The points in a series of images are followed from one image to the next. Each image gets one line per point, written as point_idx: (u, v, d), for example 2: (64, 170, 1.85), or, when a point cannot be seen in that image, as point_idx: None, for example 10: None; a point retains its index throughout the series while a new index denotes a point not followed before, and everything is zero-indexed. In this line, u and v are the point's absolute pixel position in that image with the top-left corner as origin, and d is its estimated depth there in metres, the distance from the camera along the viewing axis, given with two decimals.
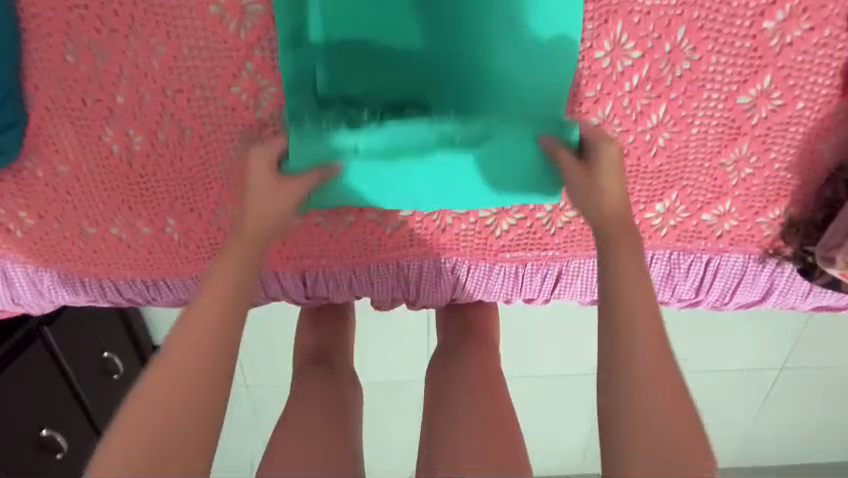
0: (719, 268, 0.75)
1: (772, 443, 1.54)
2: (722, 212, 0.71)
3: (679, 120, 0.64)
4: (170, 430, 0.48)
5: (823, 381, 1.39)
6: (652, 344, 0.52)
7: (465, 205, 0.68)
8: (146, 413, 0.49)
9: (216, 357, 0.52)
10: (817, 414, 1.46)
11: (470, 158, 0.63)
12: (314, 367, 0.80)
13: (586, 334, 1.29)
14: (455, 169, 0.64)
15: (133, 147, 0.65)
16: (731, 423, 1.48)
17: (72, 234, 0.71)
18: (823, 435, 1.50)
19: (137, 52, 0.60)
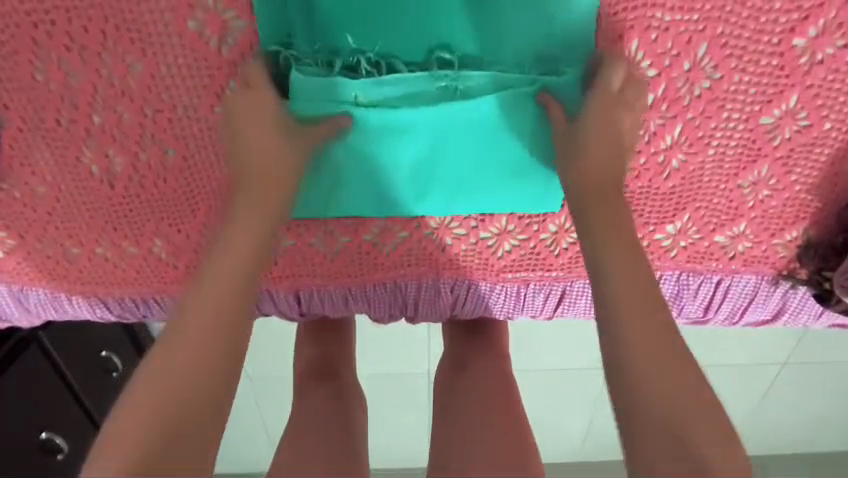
0: (729, 289, 0.72)
1: (771, 436, 1.53)
2: (735, 234, 0.67)
3: (695, 141, 0.60)
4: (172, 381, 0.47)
5: (824, 376, 1.38)
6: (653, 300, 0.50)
7: (468, 185, 0.63)
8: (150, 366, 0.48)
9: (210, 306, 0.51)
10: (818, 407, 1.45)
11: (471, 120, 0.59)
12: (317, 379, 0.77)
13: (588, 334, 1.27)
14: (448, 157, 0.62)
15: (113, 169, 0.62)
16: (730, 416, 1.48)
17: (54, 255, 0.68)
18: (822, 428, 1.50)
19: (112, 71, 0.56)
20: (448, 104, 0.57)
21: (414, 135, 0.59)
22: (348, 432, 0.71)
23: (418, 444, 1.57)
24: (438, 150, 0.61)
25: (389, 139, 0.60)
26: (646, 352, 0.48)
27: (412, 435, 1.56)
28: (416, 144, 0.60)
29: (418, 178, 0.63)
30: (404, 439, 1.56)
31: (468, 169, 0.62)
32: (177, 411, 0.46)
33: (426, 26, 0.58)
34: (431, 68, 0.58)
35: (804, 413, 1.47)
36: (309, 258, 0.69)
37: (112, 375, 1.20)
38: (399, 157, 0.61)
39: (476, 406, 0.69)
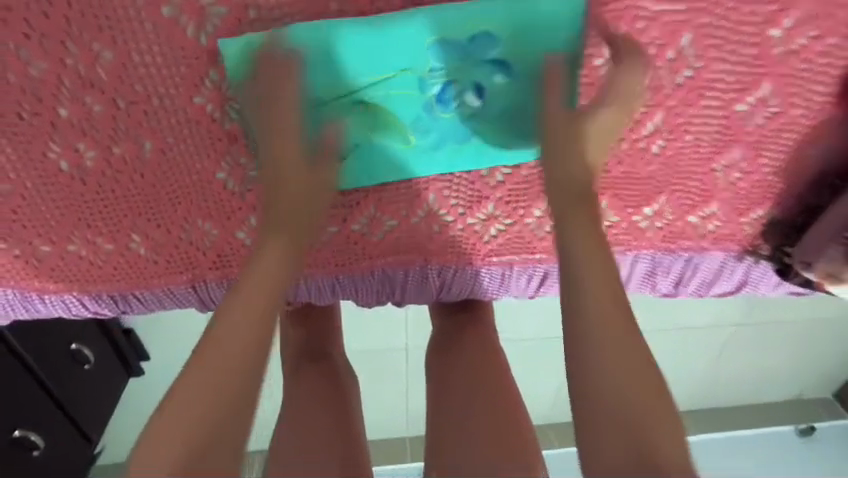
0: (698, 264, 0.77)
1: (722, 391, 1.66)
2: (707, 214, 0.71)
3: (674, 128, 0.62)
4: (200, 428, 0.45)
5: (772, 334, 1.52)
6: (602, 283, 0.49)
7: (489, 156, 0.63)
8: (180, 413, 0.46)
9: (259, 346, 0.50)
10: (763, 360, 1.59)
11: (465, 117, 0.61)
12: (307, 367, 0.75)
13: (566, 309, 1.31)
14: (445, 109, 0.60)
15: (85, 164, 0.58)
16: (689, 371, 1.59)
17: (23, 254, 0.64)
18: (764, 380, 1.65)
19: (78, 60, 0.52)
20: (432, 119, 0.61)
21: (400, 49, 0.55)
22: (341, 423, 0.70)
23: (400, 413, 1.62)
24: (437, 94, 0.59)
25: (382, 81, 0.57)
26: (593, 354, 0.48)
27: (393, 406, 1.61)
28: (410, 100, 0.59)
29: (419, 157, 0.63)
30: (384, 410, 1.60)
31: (472, 145, 0.62)
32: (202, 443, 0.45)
33: (380, 67, 0.56)
34: (412, 101, 0.59)
35: (752, 366, 1.60)
36: None
37: (84, 367, 1.17)
38: (397, 111, 0.60)
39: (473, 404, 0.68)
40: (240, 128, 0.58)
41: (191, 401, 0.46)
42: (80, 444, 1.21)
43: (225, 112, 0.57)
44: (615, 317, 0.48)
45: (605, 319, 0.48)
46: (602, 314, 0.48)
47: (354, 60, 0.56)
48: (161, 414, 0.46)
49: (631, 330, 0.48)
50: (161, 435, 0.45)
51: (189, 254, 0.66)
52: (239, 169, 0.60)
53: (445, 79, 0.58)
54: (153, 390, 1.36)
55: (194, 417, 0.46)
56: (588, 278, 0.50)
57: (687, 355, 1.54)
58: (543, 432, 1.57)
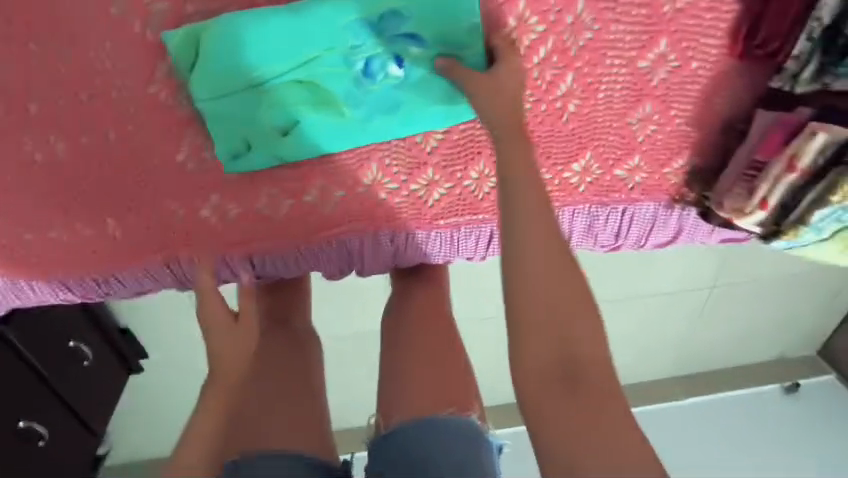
0: (633, 216, 0.83)
1: (703, 357, 1.57)
2: (632, 166, 0.78)
3: (586, 86, 0.69)
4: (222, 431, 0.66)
5: (749, 295, 1.45)
6: (541, 218, 0.55)
7: (420, 123, 0.70)
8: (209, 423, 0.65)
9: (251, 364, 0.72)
10: (744, 324, 1.51)
11: (391, 87, 0.67)
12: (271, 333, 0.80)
13: None
14: (372, 82, 0.66)
15: (57, 155, 0.65)
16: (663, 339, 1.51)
17: (11, 242, 0.71)
18: (750, 344, 1.56)
19: (44, 60, 0.60)
20: (361, 92, 0.67)
21: (321, 28, 0.62)
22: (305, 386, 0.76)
23: None
24: (362, 69, 0.65)
25: (309, 61, 0.63)
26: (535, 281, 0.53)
27: None
28: (337, 76, 0.65)
29: (355, 129, 0.69)
30: None
31: (401, 114, 0.69)
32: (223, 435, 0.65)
33: (305, 46, 0.63)
34: (340, 76, 0.65)
35: (731, 329, 1.52)
36: (257, 223, 0.74)
37: (83, 364, 1.24)
38: (328, 87, 0.66)
39: (417, 353, 0.77)
40: (192, 112, 0.65)
41: (209, 420, 0.66)
42: (86, 437, 1.26)
43: (177, 99, 0.64)
44: (548, 250, 0.54)
45: (544, 251, 0.54)
46: (545, 271, 0.53)
47: (281, 42, 0.62)
48: (191, 432, 0.65)
49: (563, 264, 0.54)
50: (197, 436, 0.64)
51: (159, 233, 0.73)
52: (196, 149, 0.67)
53: (365, 55, 0.64)
54: (154, 384, 1.43)
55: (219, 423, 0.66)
56: (526, 213, 0.55)
57: (661, 323, 1.47)
58: None
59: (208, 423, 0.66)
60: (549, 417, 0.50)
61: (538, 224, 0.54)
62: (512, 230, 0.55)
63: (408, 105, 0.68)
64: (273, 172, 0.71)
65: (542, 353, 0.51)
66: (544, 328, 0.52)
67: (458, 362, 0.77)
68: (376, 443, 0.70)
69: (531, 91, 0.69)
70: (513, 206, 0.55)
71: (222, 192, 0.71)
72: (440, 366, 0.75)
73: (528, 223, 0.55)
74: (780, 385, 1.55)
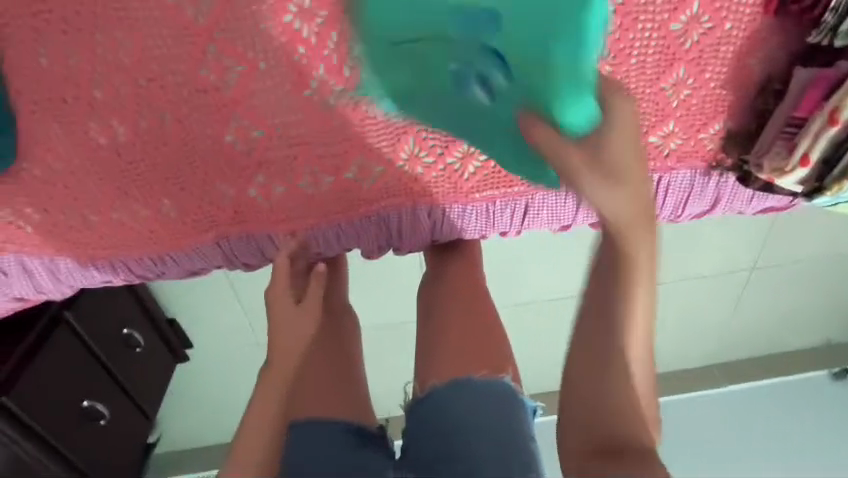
0: (669, 185, 0.82)
1: (746, 342, 1.52)
2: (666, 133, 0.77)
3: (619, 52, 0.70)
4: (273, 432, 0.68)
5: (792, 276, 1.40)
6: (646, 263, 0.57)
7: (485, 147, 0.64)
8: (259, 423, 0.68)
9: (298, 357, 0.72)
10: (787, 306, 1.46)
11: (464, 105, 0.60)
12: None
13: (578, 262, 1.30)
14: (455, 91, 0.59)
15: (118, 138, 0.70)
16: (704, 323, 1.47)
17: (77, 224, 0.77)
18: (794, 330, 1.51)
19: (106, 48, 0.65)
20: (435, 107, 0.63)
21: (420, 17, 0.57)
22: (342, 362, 0.77)
23: None
24: (454, 71, 0.57)
25: (390, 60, 0.61)
26: (611, 314, 0.57)
27: None
28: (419, 81, 0.61)
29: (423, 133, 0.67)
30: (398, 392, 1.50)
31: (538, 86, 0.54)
32: (274, 437, 0.68)
33: (397, 48, 0.60)
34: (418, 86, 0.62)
35: (773, 313, 1.47)
36: (301, 200, 0.77)
37: (136, 350, 1.31)
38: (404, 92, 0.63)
39: (458, 329, 0.75)
40: (240, 94, 0.69)
41: (261, 419, 0.68)
42: (139, 420, 1.32)
43: (225, 81, 0.68)
44: (634, 289, 0.57)
45: (634, 293, 0.57)
46: (626, 314, 0.57)
47: (380, 35, 0.60)
48: (245, 431, 0.68)
49: (639, 307, 0.57)
50: (251, 437, 0.67)
51: (210, 212, 0.77)
52: (243, 130, 0.71)
53: (455, 59, 0.57)
54: (201, 371, 1.50)
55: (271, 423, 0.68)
56: (639, 245, 0.56)
57: (699, 306, 1.44)
58: None
59: (261, 421, 0.68)
60: (589, 425, 0.57)
61: (643, 265, 0.57)
62: (618, 259, 0.57)
63: (479, 127, 0.62)
64: (314, 149, 0.74)
65: (588, 389, 0.58)
66: (601, 370, 0.58)
67: (498, 335, 0.75)
68: (413, 407, 0.72)
69: None
70: (622, 241, 0.56)
71: (267, 171, 0.75)
72: (479, 338, 0.74)
73: (625, 259, 0.56)
74: (828, 370, 1.46)
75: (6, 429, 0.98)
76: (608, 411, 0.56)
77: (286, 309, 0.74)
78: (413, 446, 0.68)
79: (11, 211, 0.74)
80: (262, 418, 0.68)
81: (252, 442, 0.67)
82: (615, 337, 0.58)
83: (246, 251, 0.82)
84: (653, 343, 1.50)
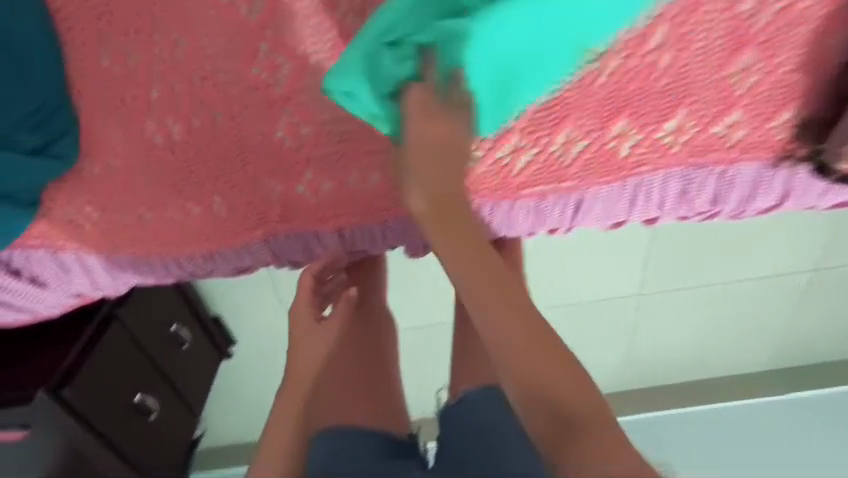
0: (734, 178, 0.77)
1: (808, 347, 1.42)
2: (731, 123, 0.73)
3: (678, 36, 0.65)
4: (295, 443, 0.67)
5: None
6: (469, 245, 0.56)
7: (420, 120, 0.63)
8: (280, 434, 0.67)
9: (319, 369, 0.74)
10: None
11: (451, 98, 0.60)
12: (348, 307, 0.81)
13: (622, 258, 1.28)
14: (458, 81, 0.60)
15: (174, 137, 0.72)
16: (760, 326, 1.39)
17: (135, 222, 0.79)
18: None
19: (162, 48, 0.66)
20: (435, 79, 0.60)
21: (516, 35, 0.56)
22: (378, 372, 0.77)
23: None
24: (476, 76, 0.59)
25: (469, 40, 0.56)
26: (498, 300, 0.52)
27: None
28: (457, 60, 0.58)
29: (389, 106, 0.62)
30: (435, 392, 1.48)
31: (591, 39, 0.60)
32: (288, 443, 0.67)
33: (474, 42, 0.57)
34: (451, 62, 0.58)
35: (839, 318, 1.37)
36: (348, 197, 0.76)
37: (183, 347, 1.34)
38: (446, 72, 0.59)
39: None
40: (290, 90, 0.68)
41: (281, 429, 0.67)
42: (186, 415, 1.34)
43: (276, 78, 0.68)
44: (487, 264, 0.54)
45: (490, 286, 0.53)
46: (503, 316, 0.52)
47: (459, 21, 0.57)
48: (268, 439, 0.67)
49: (513, 300, 0.53)
50: (274, 444, 0.66)
51: (259, 209, 0.77)
52: (292, 127, 0.71)
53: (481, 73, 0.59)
54: (243, 367, 1.52)
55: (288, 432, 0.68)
56: (454, 251, 0.56)
57: (754, 308, 1.36)
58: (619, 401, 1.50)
59: (281, 430, 0.67)
60: (556, 441, 0.49)
61: (471, 254, 0.55)
62: (470, 283, 0.54)
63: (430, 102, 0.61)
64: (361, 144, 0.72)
65: (541, 402, 0.50)
66: (537, 373, 0.50)
67: None
68: (444, 414, 0.73)
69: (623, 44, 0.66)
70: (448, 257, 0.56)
71: (316, 168, 0.74)
72: None
73: (468, 249, 0.55)
74: None
75: (63, 422, 1.01)
76: (558, 422, 0.49)
77: (311, 324, 0.75)
78: (446, 449, 0.68)
79: (74, 210, 0.77)
80: (286, 428, 0.67)
81: (273, 449, 0.66)
82: (524, 324, 0.51)
83: (293, 248, 0.82)
84: (704, 346, 1.44)
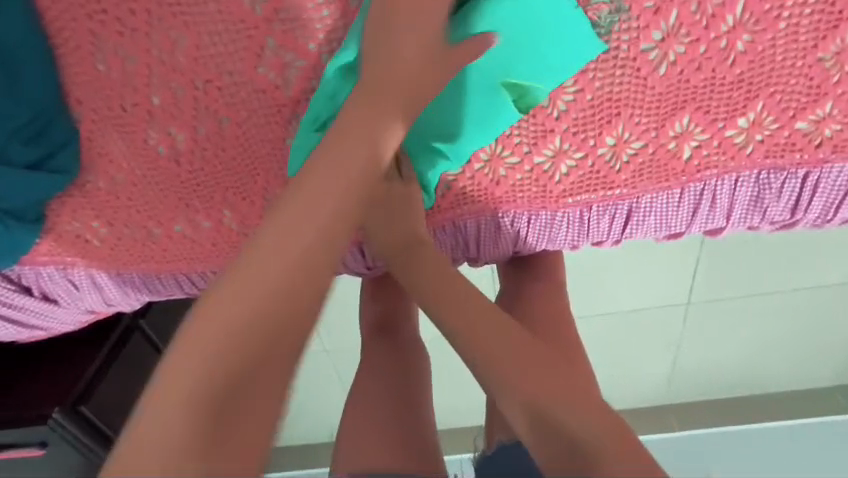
0: (819, 183, 0.64)
1: None
2: (822, 117, 0.61)
3: (763, 16, 0.56)
4: (213, 399, 0.37)
5: None
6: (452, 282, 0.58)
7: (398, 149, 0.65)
8: (186, 374, 0.38)
9: (286, 309, 0.41)
10: None
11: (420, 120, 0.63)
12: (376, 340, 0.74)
13: (673, 266, 1.15)
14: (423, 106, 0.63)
15: (178, 146, 0.66)
16: (830, 340, 1.24)
17: (142, 237, 0.72)
18: None
19: (161, 49, 0.60)
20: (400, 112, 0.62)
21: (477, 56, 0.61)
22: (409, 408, 0.68)
23: None
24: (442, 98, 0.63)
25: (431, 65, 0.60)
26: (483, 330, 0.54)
27: None
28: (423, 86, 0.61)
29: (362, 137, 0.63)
30: (465, 407, 1.39)
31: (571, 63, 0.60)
32: (189, 387, 0.37)
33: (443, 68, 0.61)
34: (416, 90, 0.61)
35: None
36: None
37: None
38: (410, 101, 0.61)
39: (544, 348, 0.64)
40: (301, 92, 0.61)
41: (188, 360, 0.38)
42: None
43: (286, 79, 0.60)
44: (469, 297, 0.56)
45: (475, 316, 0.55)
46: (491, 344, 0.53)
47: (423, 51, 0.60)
48: (139, 421, 0.36)
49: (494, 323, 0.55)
50: (163, 420, 0.36)
51: None
52: None
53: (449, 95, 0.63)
54: None
55: (202, 375, 0.38)
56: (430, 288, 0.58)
57: (826, 321, 1.21)
58: (661, 418, 1.39)
59: (188, 364, 0.38)
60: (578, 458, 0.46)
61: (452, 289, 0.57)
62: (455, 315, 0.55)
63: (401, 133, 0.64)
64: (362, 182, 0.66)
65: (544, 425, 0.49)
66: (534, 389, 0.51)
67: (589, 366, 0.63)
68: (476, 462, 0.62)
69: (687, 29, 0.58)
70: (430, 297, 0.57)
71: None
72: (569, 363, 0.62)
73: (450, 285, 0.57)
74: None
75: (82, 437, 0.98)
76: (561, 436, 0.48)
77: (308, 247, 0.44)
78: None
79: (79, 224, 0.72)
80: (197, 367, 0.38)
81: (168, 391, 0.37)
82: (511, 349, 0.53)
83: None
84: (764, 361, 1.30)
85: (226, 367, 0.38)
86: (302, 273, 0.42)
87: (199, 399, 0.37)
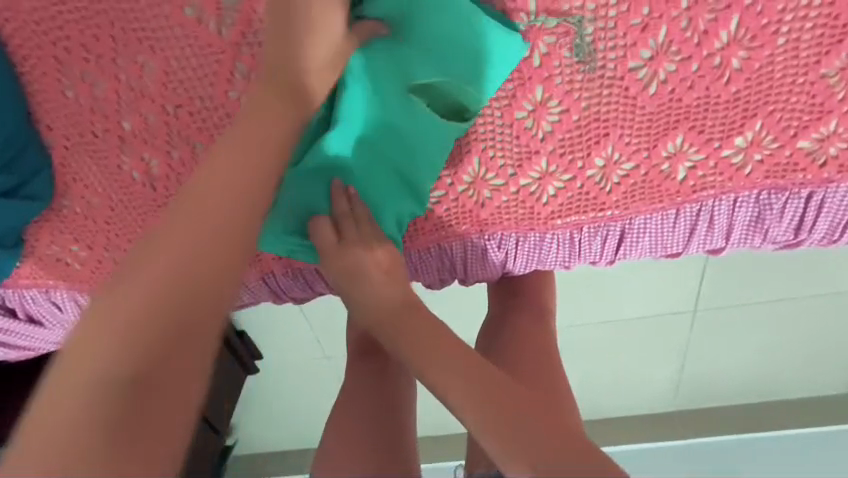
0: (824, 204, 0.60)
1: None
2: (826, 135, 0.56)
3: (759, 32, 0.53)
4: (106, 398, 0.37)
5: None
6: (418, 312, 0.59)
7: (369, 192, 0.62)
8: (82, 371, 0.37)
9: (187, 292, 0.40)
10: None
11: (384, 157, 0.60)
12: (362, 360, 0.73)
13: (677, 275, 1.11)
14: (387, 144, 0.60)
15: (152, 172, 0.63)
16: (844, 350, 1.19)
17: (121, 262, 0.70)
18: None
19: (129, 74, 0.59)
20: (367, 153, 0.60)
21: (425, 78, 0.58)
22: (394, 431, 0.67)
23: None
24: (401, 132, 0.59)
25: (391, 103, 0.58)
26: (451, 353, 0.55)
27: None
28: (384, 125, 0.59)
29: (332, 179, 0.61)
30: None
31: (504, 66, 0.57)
32: (86, 392, 0.37)
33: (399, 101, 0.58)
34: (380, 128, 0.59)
35: None
36: None
37: None
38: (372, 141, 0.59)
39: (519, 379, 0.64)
40: None
41: (80, 363, 0.38)
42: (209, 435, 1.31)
43: None
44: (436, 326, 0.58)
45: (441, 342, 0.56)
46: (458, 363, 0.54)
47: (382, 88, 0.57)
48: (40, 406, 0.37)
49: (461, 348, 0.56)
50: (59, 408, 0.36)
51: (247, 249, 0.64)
52: None
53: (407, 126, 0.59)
54: (267, 388, 1.42)
55: (96, 375, 0.37)
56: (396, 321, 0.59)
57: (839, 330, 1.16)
58: (669, 426, 1.35)
59: (79, 366, 0.38)
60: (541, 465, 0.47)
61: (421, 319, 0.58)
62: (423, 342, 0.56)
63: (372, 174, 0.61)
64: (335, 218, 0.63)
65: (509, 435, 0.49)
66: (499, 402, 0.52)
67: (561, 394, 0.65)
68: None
69: (678, 46, 0.55)
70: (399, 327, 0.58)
71: None
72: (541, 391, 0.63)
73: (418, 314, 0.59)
74: None
75: None
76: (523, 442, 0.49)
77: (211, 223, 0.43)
78: None
79: (58, 248, 0.71)
80: (82, 360, 0.38)
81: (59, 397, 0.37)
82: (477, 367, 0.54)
83: (293, 286, 0.73)
84: (773, 371, 1.25)
85: (131, 353, 0.38)
86: (205, 255, 0.42)
87: (97, 395, 0.37)
